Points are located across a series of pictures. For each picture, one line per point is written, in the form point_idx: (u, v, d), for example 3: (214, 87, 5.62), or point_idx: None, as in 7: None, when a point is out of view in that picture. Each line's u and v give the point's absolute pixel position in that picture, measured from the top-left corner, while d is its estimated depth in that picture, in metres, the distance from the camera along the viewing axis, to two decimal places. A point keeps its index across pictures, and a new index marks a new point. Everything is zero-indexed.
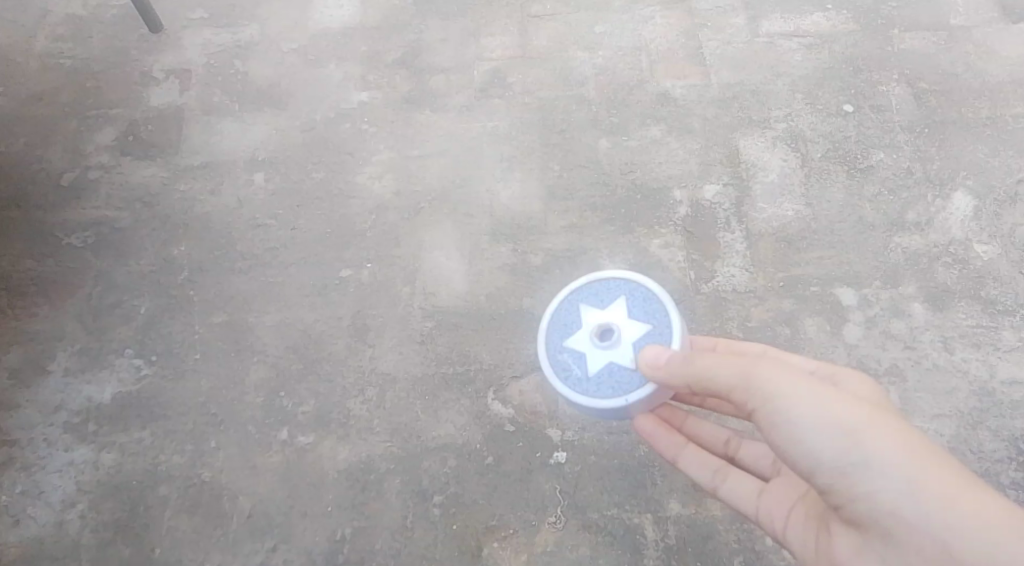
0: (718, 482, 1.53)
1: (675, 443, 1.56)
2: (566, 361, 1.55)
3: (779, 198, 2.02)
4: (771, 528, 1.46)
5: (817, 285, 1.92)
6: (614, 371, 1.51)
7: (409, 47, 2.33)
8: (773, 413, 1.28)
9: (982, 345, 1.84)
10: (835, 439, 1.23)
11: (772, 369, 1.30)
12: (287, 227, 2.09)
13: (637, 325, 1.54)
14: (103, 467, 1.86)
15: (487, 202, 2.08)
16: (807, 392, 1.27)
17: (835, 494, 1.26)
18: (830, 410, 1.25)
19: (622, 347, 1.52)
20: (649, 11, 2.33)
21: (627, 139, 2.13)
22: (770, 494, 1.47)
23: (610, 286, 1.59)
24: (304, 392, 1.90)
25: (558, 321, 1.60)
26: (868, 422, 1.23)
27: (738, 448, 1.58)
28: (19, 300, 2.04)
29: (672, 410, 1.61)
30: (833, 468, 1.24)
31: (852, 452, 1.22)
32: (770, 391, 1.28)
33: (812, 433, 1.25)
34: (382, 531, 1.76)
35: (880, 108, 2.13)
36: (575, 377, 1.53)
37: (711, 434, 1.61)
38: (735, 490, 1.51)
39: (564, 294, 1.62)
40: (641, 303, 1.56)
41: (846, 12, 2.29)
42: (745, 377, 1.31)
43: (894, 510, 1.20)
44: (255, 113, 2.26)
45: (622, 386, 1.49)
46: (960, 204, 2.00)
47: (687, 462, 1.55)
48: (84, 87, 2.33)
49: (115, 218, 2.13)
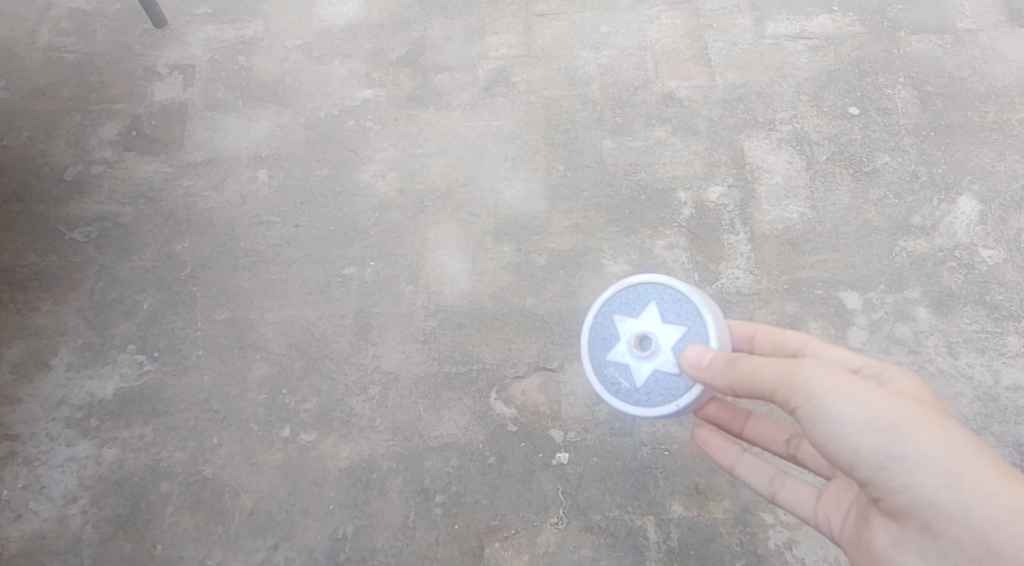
0: (776, 489, 1.56)
1: (731, 454, 1.59)
2: (614, 375, 1.59)
3: (784, 201, 2.02)
4: (829, 530, 1.49)
5: (821, 288, 1.92)
6: (660, 378, 1.55)
7: (414, 44, 2.33)
8: (815, 411, 1.29)
9: (986, 351, 1.84)
10: (877, 436, 1.26)
11: (813, 368, 1.30)
12: (291, 224, 2.08)
13: (672, 329, 1.56)
14: (105, 463, 1.86)
15: (491, 201, 2.08)
16: (848, 390, 1.28)
17: (875, 485, 1.29)
18: (871, 406, 1.27)
19: (663, 355, 1.55)
20: (655, 11, 2.33)
21: (631, 139, 2.13)
22: (828, 498, 1.49)
23: (639, 293, 1.61)
24: (306, 390, 1.90)
25: (597, 336, 1.63)
26: (907, 418, 1.26)
27: (798, 446, 1.57)
28: (21, 294, 2.04)
29: (727, 414, 1.62)
30: (874, 463, 1.27)
31: (892, 447, 1.25)
32: (813, 390, 1.29)
33: (853, 430, 1.27)
34: (384, 529, 1.76)
35: (886, 111, 2.13)
36: (625, 390, 1.58)
37: (770, 435, 1.60)
38: (793, 496, 1.54)
39: (596, 308, 1.64)
40: (672, 305, 1.58)
41: (853, 14, 2.28)
42: (788, 376, 1.31)
43: (934, 502, 1.25)
44: (259, 110, 2.25)
45: (670, 392, 1.54)
46: (966, 208, 2.00)
47: (744, 470, 1.58)
48: (88, 81, 2.32)
49: (118, 213, 2.13)
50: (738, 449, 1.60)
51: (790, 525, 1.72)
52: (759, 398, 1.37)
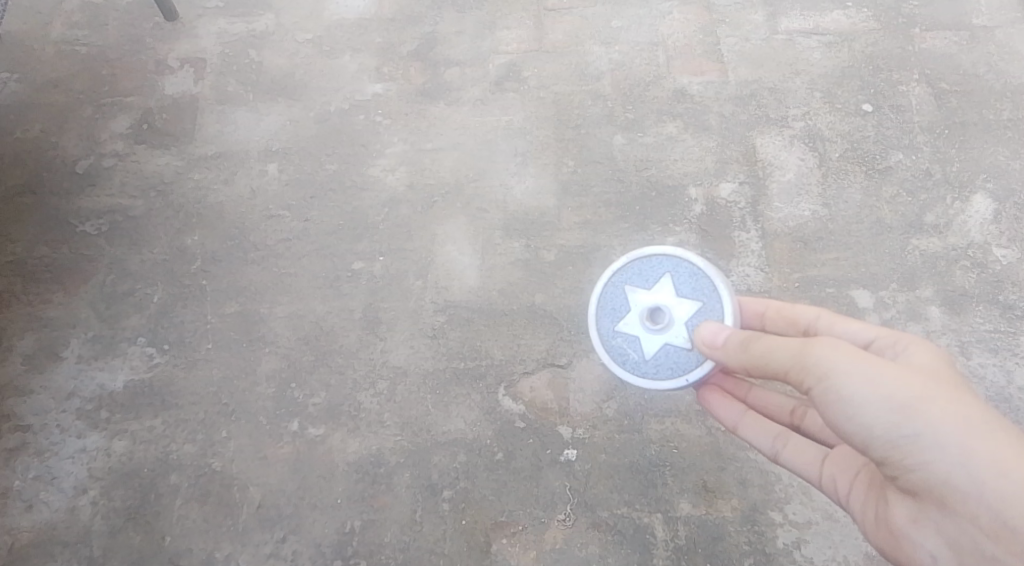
0: (779, 448, 1.55)
1: (734, 412, 1.60)
2: (622, 346, 1.61)
3: (796, 198, 2.01)
4: (836, 496, 1.47)
5: (833, 287, 1.90)
6: (670, 352, 1.56)
7: (424, 39, 2.32)
8: (828, 392, 1.27)
9: (999, 351, 1.84)
10: (889, 415, 1.24)
11: (825, 348, 1.29)
12: (301, 218, 2.08)
13: (686, 303, 1.57)
14: (115, 455, 1.86)
15: (501, 196, 2.07)
16: (860, 370, 1.26)
17: (890, 465, 1.28)
18: (882, 385, 1.25)
19: (675, 328, 1.56)
20: (667, 6, 2.31)
21: (643, 135, 2.12)
22: (833, 461, 1.48)
23: (653, 264, 1.61)
24: (315, 384, 1.90)
25: (607, 306, 1.64)
26: (920, 395, 1.24)
27: (803, 416, 1.56)
28: (33, 286, 2.05)
29: (733, 383, 1.64)
30: (887, 442, 1.25)
31: (905, 426, 1.23)
32: (825, 371, 1.27)
33: (865, 409, 1.25)
34: (392, 524, 1.77)
35: (900, 108, 2.11)
36: (633, 361, 1.60)
37: (777, 404, 1.59)
38: (796, 457, 1.53)
39: (608, 277, 1.65)
40: (687, 279, 1.59)
41: (867, 10, 2.26)
42: (799, 357, 1.29)
43: (948, 480, 1.23)
44: (269, 104, 2.25)
45: (680, 367, 1.56)
46: (980, 207, 1.98)
47: (746, 430, 1.58)
48: (99, 74, 2.33)
49: (129, 206, 2.13)
50: (743, 409, 1.60)
51: (798, 524, 1.72)
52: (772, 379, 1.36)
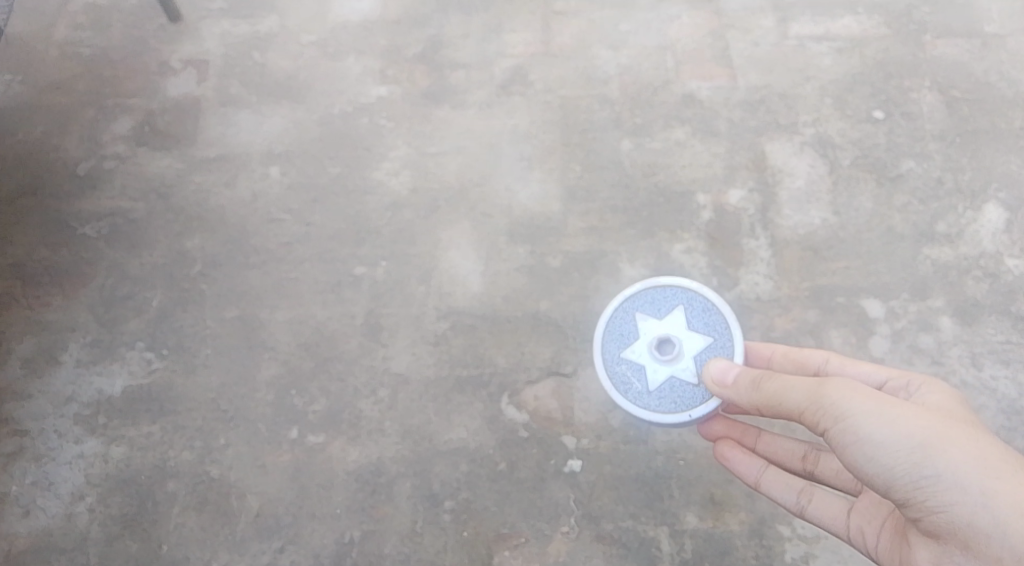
0: (804, 503, 1.53)
1: (754, 467, 1.58)
2: (627, 374, 1.64)
3: (806, 206, 1.98)
4: (864, 546, 1.45)
5: (843, 296, 1.87)
6: (675, 386, 1.60)
7: (430, 42, 2.29)
8: (844, 431, 1.27)
9: (1012, 363, 1.80)
10: (907, 454, 1.23)
11: (839, 388, 1.30)
12: (303, 222, 2.05)
13: (698, 337, 1.62)
14: (112, 461, 1.83)
15: (505, 202, 2.04)
16: (876, 409, 1.26)
17: (910, 507, 1.25)
18: (899, 424, 1.24)
19: (683, 362, 1.60)
20: (676, 10, 2.28)
21: (650, 141, 2.08)
22: (858, 511, 1.46)
23: (667, 295, 1.66)
24: (315, 391, 1.87)
25: (614, 331, 1.67)
26: (938, 434, 1.23)
27: (816, 461, 1.55)
28: (32, 289, 2.02)
29: (740, 429, 1.62)
30: (907, 484, 1.23)
31: (925, 465, 1.22)
32: (841, 410, 1.28)
33: (883, 449, 1.24)
34: (392, 535, 1.74)
35: (911, 115, 2.08)
36: (636, 391, 1.62)
37: (784, 449, 1.58)
38: (822, 510, 1.51)
39: (619, 302, 1.68)
40: (699, 314, 1.65)
41: (879, 15, 2.22)
42: (814, 398, 1.31)
43: (971, 521, 1.19)
44: (273, 106, 2.22)
45: (684, 401, 1.59)
46: (993, 216, 1.95)
47: (769, 485, 1.56)
48: (103, 75, 2.30)
49: (130, 208, 2.11)
50: (763, 463, 1.58)
51: (808, 539, 1.68)
52: (785, 419, 1.37)
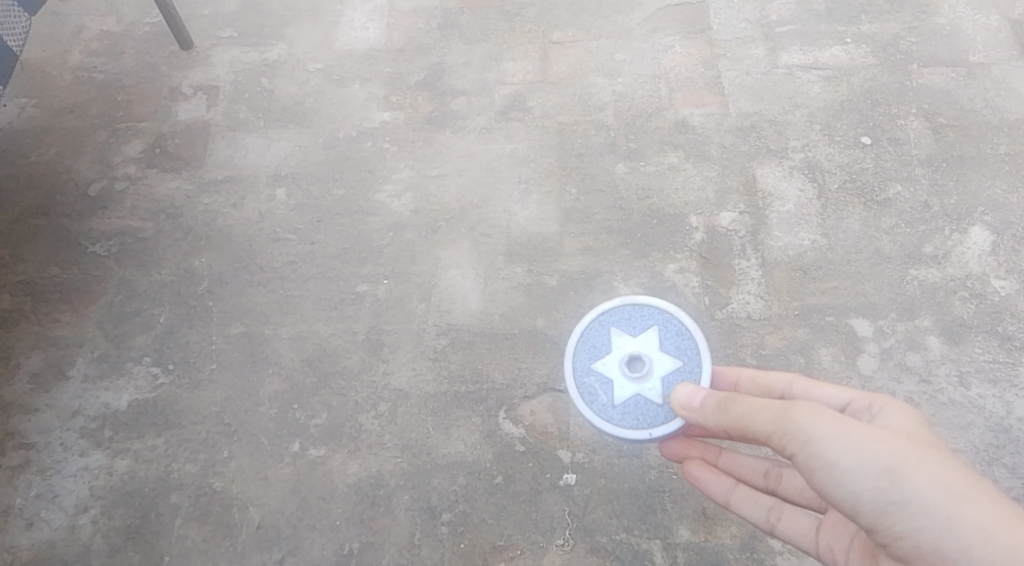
0: (774, 521, 1.58)
1: (724, 486, 1.61)
2: (594, 385, 1.66)
3: (796, 228, 2.04)
4: (834, 562, 1.51)
5: (832, 315, 1.92)
6: (640, 402, 1.61)
7: (432, 69, 2.37)
8: (813, 456, 1.31)
9: (998, 381, 1.84)
10: (874, 479, 1.27)
11: (806, 412, 1.33)
12: (307, 242, 2.11)
13: (668, 359, 1.65)
14: (116, 473, 1.88)
15: (504, 222, 2.10)
16: (843, 433, 1.30)
17: (879, 531, 1.30)
18: (865, 449, 1.28)
19: (651, 381, 1.63)
20: (670, 40, 2.36)
21: (644, 165, 2.15)
22: (827, 529, 1.52)
23: (643, 315, 1.70)
24: (317, 406, 1.92)
25: (588, 342, 1.70)
26: (903, 458, 1.28)
27: (779, 479, 1.61)
28: (42, 306, 2.07)
29: (704, 447, 1.65)
30: (875, 509, 1.28)
31: (892, 491, 1.26)
32: (808, 435, 1.31)
33: (851, 474, 1.29)
34: (390, 547, 1.77)
35: (898, 141, 2.14)
36: (600, 403, 1.64)
37: (749, 467, 1.62)
38: (792, 527, 1.56)
39: (597, 314, 1.72)
40: (672, 336, 1.68)
41: (865, 45, 2.30)
42: (781, 422, 1.34)
43: (939, 545, 1.25)
44: (280, 130, 2.30)
45: (646, 420, 1.60)
46: (978, 238, 2.00)
47: (739, 503, 1.60)
48: (116, 100, 2.38)
49: (139, 228, 2.17)
50: (732, 482, 1.61)
51: (797, 553, 1.72)
52: (752, 440, 1.41)
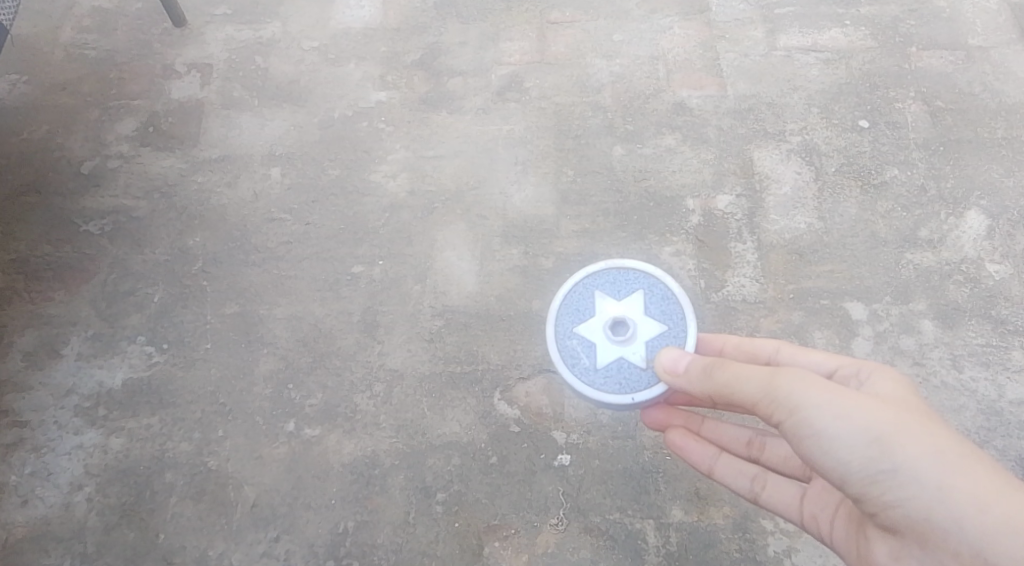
0: (758, 490, 1.59)
1: (708, 456, 1.63)
2: (576, 349, 1.66)
3: (792, 211, 2.03)
4: (818, 532, 1.52)
5: (827, 299, 1.93)
6: (623, 367, 1.62)
7: (429, 49, 2.35)
8: (801, 425, 1.31)
9: (991, 365, 1.85)
10: (865, 448, 1.28)
11: (793, 380, 1.33)
12: (302, 221, 2.10)
13: (653, 323, 1.65)
14: (111, 452, 1.88)
15: (500, 203, 2.10)
16: (833, 402, 1.30)
17: (868, 501, 1.31)
18: (855, 417, 1.29)
19: (635, 345, 1.63)
20: (668, 21, 2.34)
21: (641, 147, 2.14)
22: (812, 499, 1.53)
23: (629, 278, 1.70)
24: (312, 386, 1.92)
25: (571, 305, 1.70)
26: (894, 427, 1.28)
27: (761, 447, 1.63)
28: (35, 284, 2.06)
29: (686, 416, 1.67)
30: (865, 478, 1.29)
31: (883, 460, 1.27)
32: (796, 403, 1.31)
33: (840, 443, 1.29)
34: (385, 525, 1.78)
35: (896, 124, 2.14)
36: (582, 367, 1.64)
37: (731, 435, 1.65)
38: (777, 497, 1.57)
39: (581, 277, 1.71)
40: (658, 300, 1.68)
41: (864, 28, 2.29)
42: (769, 390, 1.34)
43: (929, 514, 1.26)
44: (275, 109, 2.28)
45: (629, 384, 1.61)
46: (973, 222, 2.01)
47: (723, 472, 1.62)
48: (108, 78, 2.36)
49: (133, 207, 2.16)
50: (716, 452, 1.63)
51: (789, 533, 1.74)
52: (738, 407, 1.41)
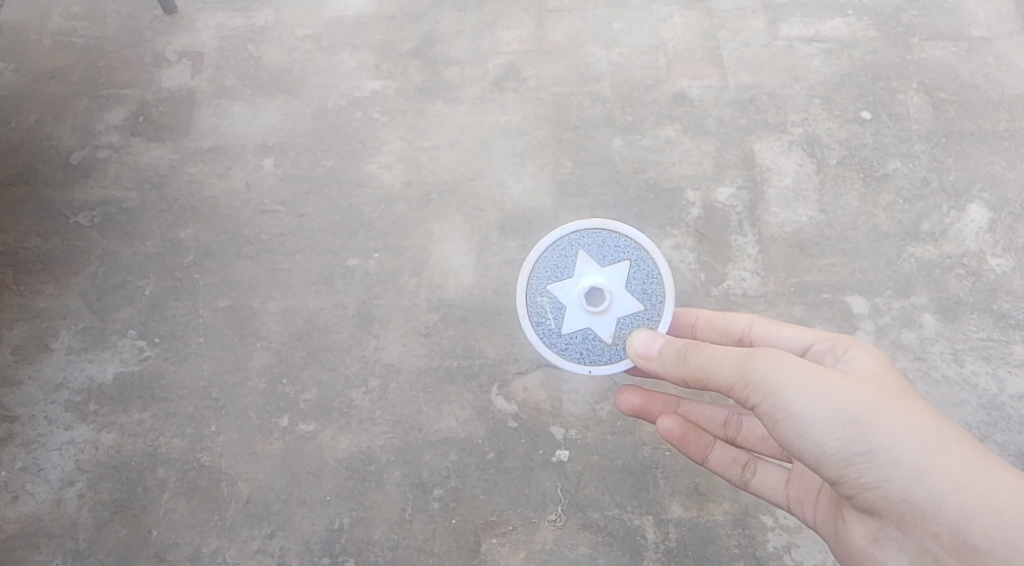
0: (748, 477, 1.58)
1: (703, 443, 1.61)
2: (545, 307, 1.64)
3: (793, 204, 2.01)
4: (803, 516, 1.51)
5: (829, 293, 1.91)
6: (588, 338, 1.61)
7: (424, 37, 2.30)
8: (776, 408, 1.30)
9: (992, 359, 1.85)
10: (841, 430, 1.26)
11: (768, 362, 1.31)
12: (295, 213, 2.07)
13: (630, 300, 1.60)
14: (102, 447, 1.85)
15: (498, 195, 2.06)
16: (809, 384, 1.28)
17: (845, 484, 1.29)
18: (831, 399, 1.27)
19: (605, 319, 1.60)
20: (668, 11, 2.30)
21: (640, 138, 2.11)
22: (797, 481, 1.52)
23: (617, 246, 1.62)
24: (306, 380, 1.89)
25: (551, 260, 1.64)
26: (870, 407, 1.27)
27: (738, 427, 1.61)
28: (24, 276, 2.03)
29: (665, 401, 1.64)
30: (842, 460, 1.27)
31: (860, 442, 1.25)
32: (771, 385, 1.29)
33: (816, 425, 1.27)
34: (382, 521, 1.77)
35: (898, 116, 2.11)
36: (547, 328, 1.64)
37: (710, 417, 1.63)
38: (765, 482, 1.56)
39: (569, 232, 1.63)
40: (641, 277, 1.62)
41: (867, 18, 2.25)
42: (743, 371, 1.32)
43: (907, 496, 1.25)
44: (267, 99, 2.23)
45: (589, 356, 1.62)
46: (975, 215, 1.99)
47: (714, 459, 1.60)
48: (96, 65, 2.30)
49: (123, 198, 2.11)
50: (708, 438, 1.61)
51: (789, 528, 1.72)
52: (713, 390, 1.39)
